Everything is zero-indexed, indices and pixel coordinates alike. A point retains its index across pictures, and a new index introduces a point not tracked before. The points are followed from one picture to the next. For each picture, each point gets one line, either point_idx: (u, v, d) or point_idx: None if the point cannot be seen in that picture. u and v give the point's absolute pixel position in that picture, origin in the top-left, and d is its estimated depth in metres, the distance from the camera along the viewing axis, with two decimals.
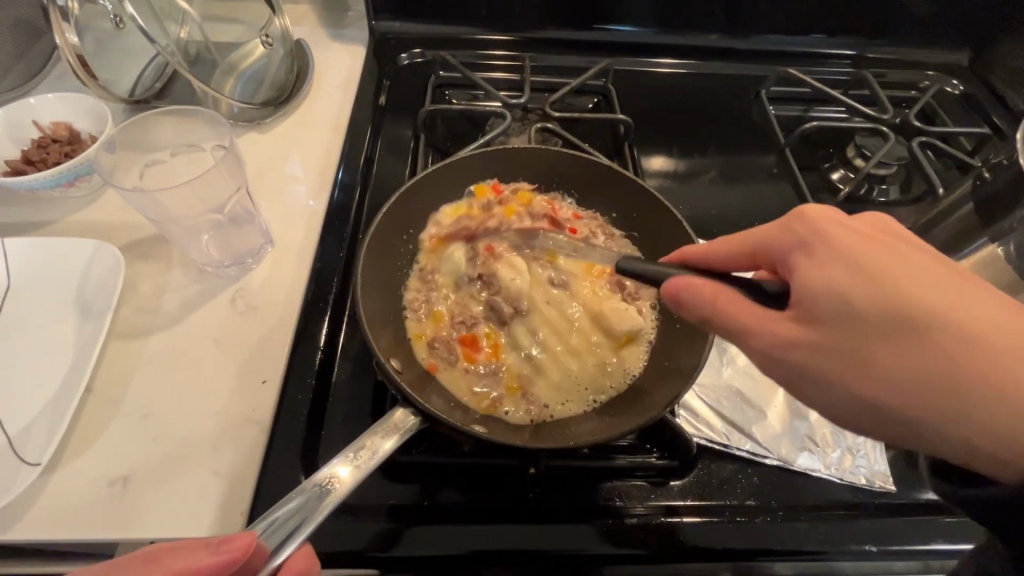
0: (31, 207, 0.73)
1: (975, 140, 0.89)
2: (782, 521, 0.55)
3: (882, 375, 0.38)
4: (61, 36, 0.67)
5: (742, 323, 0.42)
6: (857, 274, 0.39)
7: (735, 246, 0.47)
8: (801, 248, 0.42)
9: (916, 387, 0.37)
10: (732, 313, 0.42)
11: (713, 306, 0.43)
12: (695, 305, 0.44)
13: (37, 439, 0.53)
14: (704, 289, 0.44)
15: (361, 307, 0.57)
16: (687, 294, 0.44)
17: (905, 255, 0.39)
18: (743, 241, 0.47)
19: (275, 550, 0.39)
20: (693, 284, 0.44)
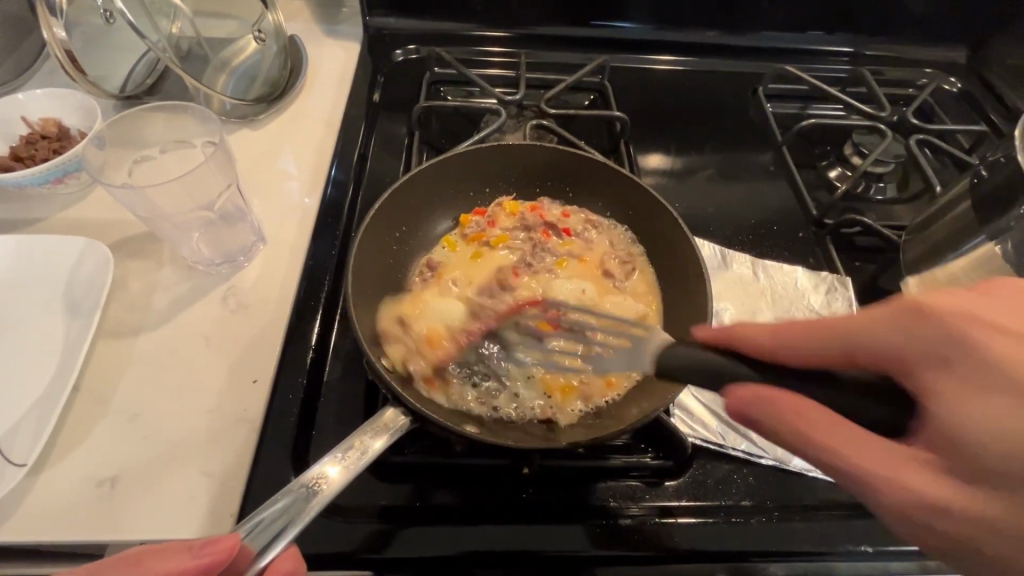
0: (18, 204, 0.72)
1: (973, 138, 0.89)
2: (778, 521, 0.54)
3: (993, 524, 0.35)
4: (49, 31, 0.67)
5: (859, 462, 0.36)
6: (989, 412, 0.35)
7: (967, 411, 0.35)
8: (933, 364, 0.37)
9: (961, 519, 0.36)
10: (819, 438, 0.37)
11: (786, 423, 0.38)
12: (769, 421, 0.38)
13: (24, 439, 0.52)
14: (759, 397, 0.39)
15: (352, 307, 0.56)
16: (753, 409, 0.39)
17: None
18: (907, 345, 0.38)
19: (261, 551, 0.39)
20: (762, 398, 0.38)
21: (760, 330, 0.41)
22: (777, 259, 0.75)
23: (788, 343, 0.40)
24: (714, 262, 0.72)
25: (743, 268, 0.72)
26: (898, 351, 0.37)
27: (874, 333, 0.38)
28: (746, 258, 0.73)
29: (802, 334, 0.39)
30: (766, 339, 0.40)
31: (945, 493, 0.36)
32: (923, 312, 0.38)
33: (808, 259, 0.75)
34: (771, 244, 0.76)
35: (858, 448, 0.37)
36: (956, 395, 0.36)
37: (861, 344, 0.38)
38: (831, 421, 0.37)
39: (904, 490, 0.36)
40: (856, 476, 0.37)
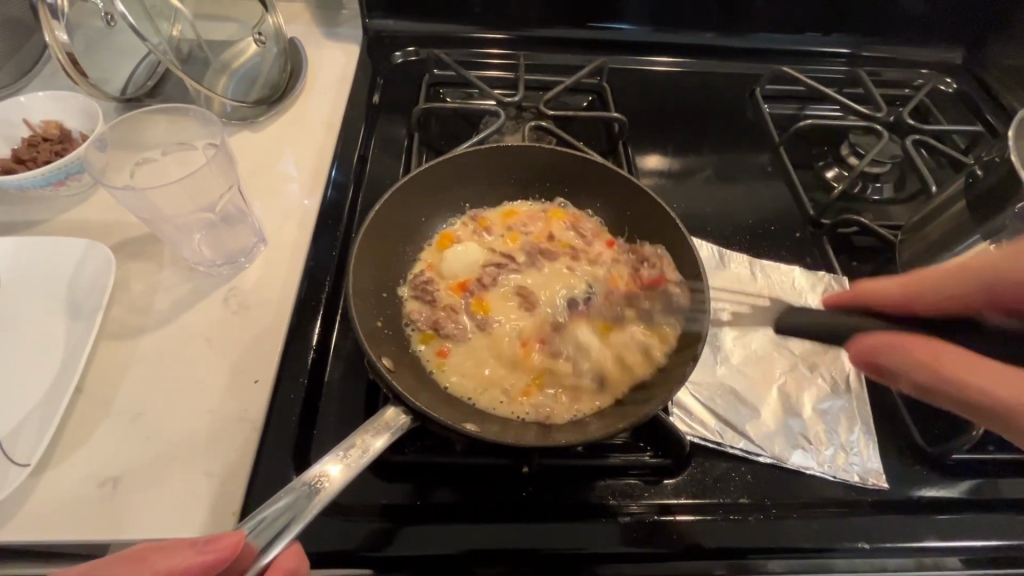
0: (20, 206, 0.72)
1: (969, 138, 0.90)
2: (775, 519, 0.55)
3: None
4: (51, 35, 0.67)
5: (986, 385, 0.42)
6: (969, 309, 0.49)
7: (942, 300, 0.50)
8: (971, 308, 0.49)
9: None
10: (931, 357, 0.44)
11: (905, 356, 0.45)
12: (900, 365, 0.45)
13: (27, 439, 0.53)
14: (890, 342, 0.45)
15: (352, 307, 0.56)
16: (891, 355, 0.45)
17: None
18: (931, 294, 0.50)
19: (264, 549, 0.39)
20: (895, 344, 0.45)
21: (886, 288, 0.50)
22: (774, 258, 0.75)
23: (893, 296, 0.49)
24: (712, 262, 0.73)
25: (741, 268, 0.72)
26: (966, 300, 0.50)
27: (972, 278, 0.50)
28: (743, 258, 0.73)
29: (917, 289, 0.49)
30: (878, 292, 0.50)
31: (1010, 400, 0.41)
32: (969, 268, 0.52)
33: (806, 259, 0.76)
34: (769, 244, 0.77)
35: (967, 366, 0.43)
36: (972, 304, 0.50)
37: (926, 289, 0.50)
38: (931, 347, 0.45)
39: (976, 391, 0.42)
40: (996, 399, 0.42)
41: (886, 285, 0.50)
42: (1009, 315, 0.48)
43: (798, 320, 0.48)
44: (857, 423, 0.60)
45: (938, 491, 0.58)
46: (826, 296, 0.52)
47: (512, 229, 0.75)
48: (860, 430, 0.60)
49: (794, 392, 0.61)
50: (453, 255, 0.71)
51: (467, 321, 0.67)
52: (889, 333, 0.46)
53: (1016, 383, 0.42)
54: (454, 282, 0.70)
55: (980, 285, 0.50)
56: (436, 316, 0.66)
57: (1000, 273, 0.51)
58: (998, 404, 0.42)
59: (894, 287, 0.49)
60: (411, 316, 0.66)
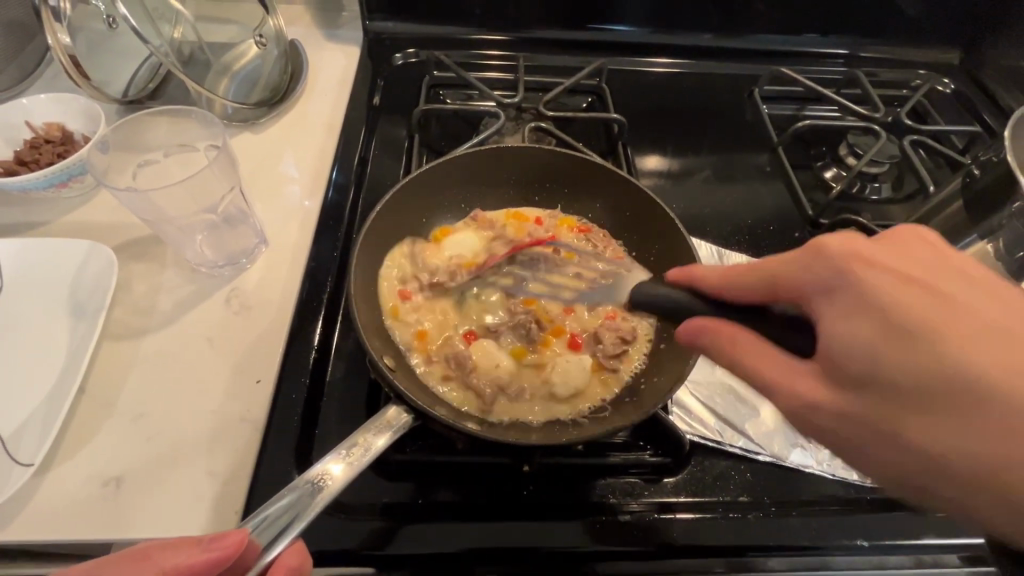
0: (23, 208, 0.72)
1: (967, 138, 0.90)
2: (775, 517, 0.55)
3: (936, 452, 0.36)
4: (53, 37, 0.67)
5: (771, 375, 0.41)
6: (871, 326, 0.38)
7: (843, 326, 0.39)
8: (824, 296, 0.41)
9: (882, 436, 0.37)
10: (739, 348, 0.43)
11: (725, 347, 0.43)
12: (711, 348, 0.44)
13: (31, 440, 0.53)
14: (711, 327, 0.44)
15: (355, 309, 0.56)
16: (704, 338, 0.44)
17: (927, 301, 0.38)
18: (757, 281, 0.45)
19: (267, 546, 0.39)
20: (712, 328, 0.44)
21: (716, 273, 0.48)
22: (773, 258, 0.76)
23: (734, 282, 0.47)
24: (711, 262, 0.73)
25: None
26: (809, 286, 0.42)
27: (871, 281, 0.39)
28: (742, 258, 0.74)
29: (741, 273, 0.46)
30: (714, 278, 0.48)
31: (857, 407, 0.38)
32: (856, 259, 0.41)
33: None
34: (767, 244, 0.77)
35: (784, 374, 0.41)
36: (852, 306, 0.39)
37: (786, 280, 0.43)
38: (759, 351, 0.42)
39: (794, 397, 0.40)
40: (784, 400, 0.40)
41: (737, 278, 0.46)
42: (880, 325, 0.38)
43: (656, 295, 0.52)
44: None
45: None
46: (669, 273, 0.52)
47: (515, 227, 0.75)
48: None
49: None
50: (452, 243, 0.72)
51: (461, 317, 0.67)
52: (709, 320, 0.45)
53: (885, 401, 0.37)
54: (468, 261, 0.71)
55: (831, 275, 0.41)
56: (435, 319, 0.67)
57: (879, 260, 0.41)
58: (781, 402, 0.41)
59: (718, 273, 0.48)
60: (403, 306, 0.67)
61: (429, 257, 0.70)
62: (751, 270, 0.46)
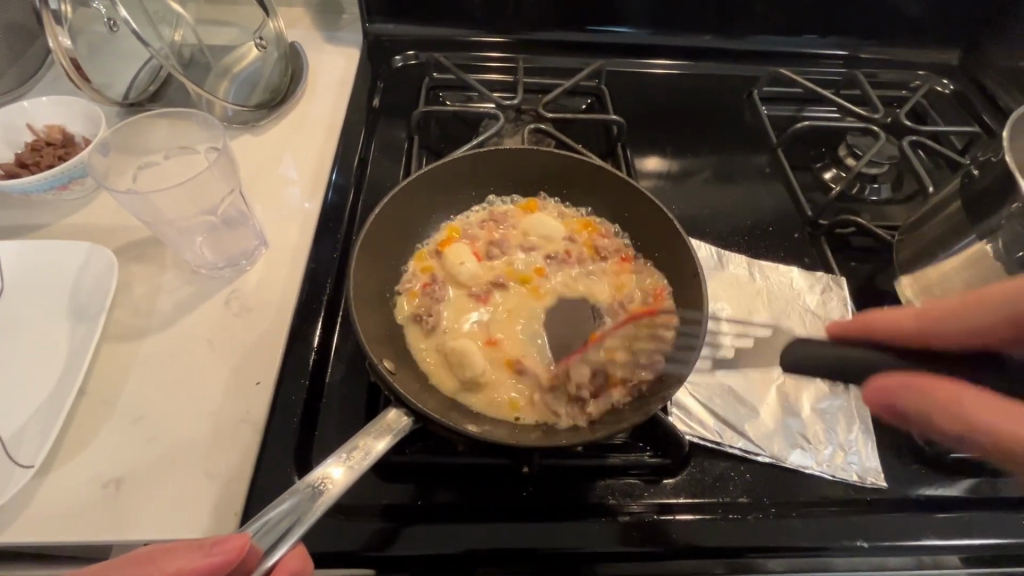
0: (23, 210, 0.73)
1: (966, 139, 0.90)
2: (775, 518, 0.55)
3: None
4: (54, 41, 0.68)
5: (987, 423, 0.41)
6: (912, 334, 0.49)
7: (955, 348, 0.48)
8: (992, 344, 0.48)
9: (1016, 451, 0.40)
10: (959, 407, 0.43)
11: (938, 405, 0.44)
12: (912, 405, 0.45)
13: (31, 441, 0.53)
14: (909, 384, 0.45)
15: (353, 310, 0.56)
16: (900, 397, 0.46)
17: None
18: (904, 327, 0.49)
19: (269, 549, 0.39)
20: (922, 390, 0.45)
21: (884, 321, 0.50)
22: (773, 259, 0.75)
23: (908, 329, 0.49)
24: (710, 264, 0.73)
25: (739, 268, 0.73)
26: (920, 323, 0.49)
27: (946, 330, 0.48)
28: (742, 259, 0.74)
29: (923, 319, 0.49)
30: (885, 330, 0.50)
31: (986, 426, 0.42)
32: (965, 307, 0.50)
33: (803, 259, 0.76)
34: (767, 245, 0.77)
35: (1004, 412, 0.41)
36: (924, 328, 0.49)
37: (934, 330, 0.48)
38: (962, 395, 0.43)
39: (973, 425, 0.42)
40: (988, 432, 0.41)
41: (901, 317, 0.50)
42: (918, 332, 0.49)
43: (812, 349, 0.52)
44: (855, 423, 0.60)
45: (937, 490, 0.58)
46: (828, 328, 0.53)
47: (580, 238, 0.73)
48: (858, 430, 0.60)
49: (792, 392, 0.61)
50: (537, 224, 0.74)
51: (468, 296, 0.69)
52: (897, 371, 0.47)
53: (1000, 413, 0.42)
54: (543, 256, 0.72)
55: (1004, 320, 0.49)
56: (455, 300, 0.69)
57: (1023, 294, 0.49)
58: (986, 434, 0.42)
59: (885, 320, 0.50)
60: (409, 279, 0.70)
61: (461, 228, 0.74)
62: (898, 314, 0.50)
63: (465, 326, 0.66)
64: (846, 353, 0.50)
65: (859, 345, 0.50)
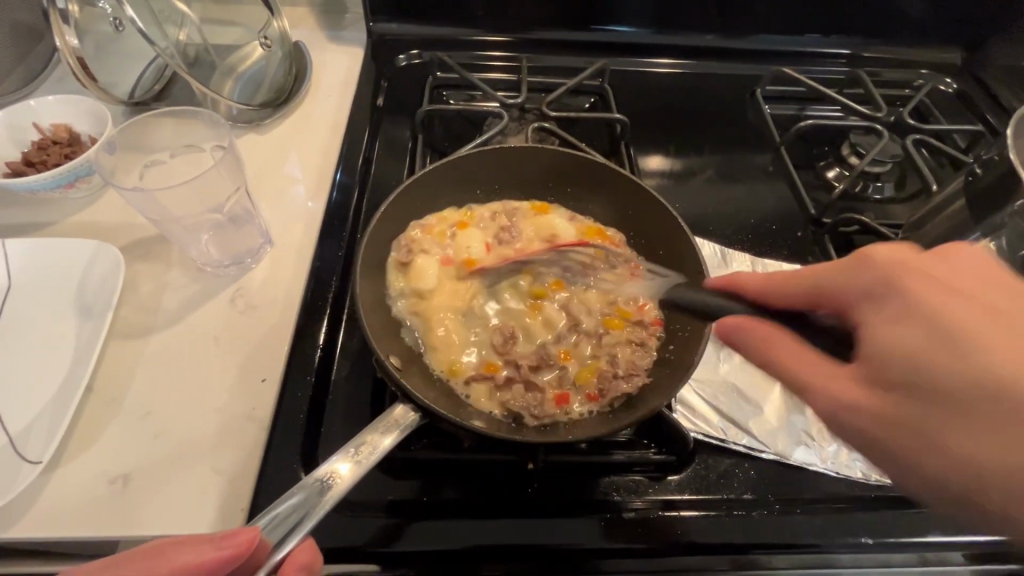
0: (30, 208, 0.73)
1: (969, 138, 0.90)
2: (779, 514, 0.55)
3: (954, 453, 0.35)
4: (62, 40, 0.68)
5: (800, 372, 0.40)
6: (882, 315, 0.39)
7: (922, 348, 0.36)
8: (870, 301, 0.40)
9: (904, 434, 0.36)
10: (778, 355, 0.41)
11: (761, 346, 0.41)
12: (751, 348, 0.42)
13: (39, 437, 0.54)
14: (744, 324, 0.42)
15: (360, 306, 0.57)
16: (736, 336, 0.42)
17: (976, 312, 0.37)
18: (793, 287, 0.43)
19: (278, 544, 0.40)
20: (747, 325, 0.42)
21: (756, 279, 0.45)
22: (776, 257, 0.76)
23: (785, 289, 0.43)
24: (714, 262, 0.73)
25: (743, 266, 0.73)
26: (896, 296, 0.39)
27: (949, 308, 0.37)
28: (745, 257, 0.74)
29: (780, 279, 0.44)
30: (757, 284, 0.45)
31: (870, 401, 0.37)
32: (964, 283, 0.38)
33: (806, 258, 0.76)
34: (770, 244, 0.77)
35: (830, 376, 0.39)
36: (906, 305, 0.38)
37: (830, 284, 0.41)
38: (787, 349, 0.40)
39: (834, 400, 0.38)
40: (822, 398, 0.38)
41: (768, 279, 0.44)
42: (905, 317, 0.38)
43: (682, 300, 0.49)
44: None
45: None
46: (709, 278, 0.50)
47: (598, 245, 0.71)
48: None
49: None
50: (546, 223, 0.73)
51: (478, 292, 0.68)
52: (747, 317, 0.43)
53: (831, 377, 0.39)
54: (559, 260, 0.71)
55: (879, 283, 0.40)
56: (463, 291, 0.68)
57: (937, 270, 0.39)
58: (847, 414, 0.38)
59: (753, 277, 0.45)
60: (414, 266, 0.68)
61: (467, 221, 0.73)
62: (790, 274, 0.44)
63: (476, 320, 0.66)
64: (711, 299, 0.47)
65: (722, 295, 0.47)
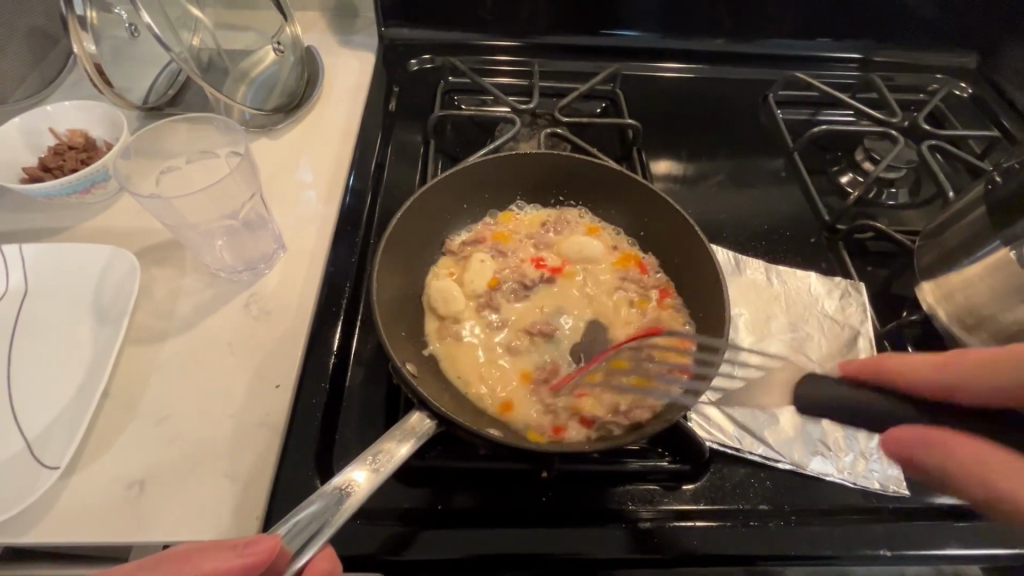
0: (45, 213, 0.74)
1: (985, 143, 0.89)
2: (795, 525, 0.54)
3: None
4: (79, 45, 0.68)
5: (965, 472, 0.40)
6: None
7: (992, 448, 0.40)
8: (973, 395, 0.43)
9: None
10: (966, 463, 0.40)
11: (928, 454, 0.41)
12: (922, 457, 0.42)
13: (57, 442, 0.54)
14: (918, 438, 0.42)
15: (378, 313, 0.57)
16: (918, 451, 0.42)
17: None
18: (934, 379, 0.44)
19: (297, 553, 0.40)
20: (930, 443, 0.42)
21: (928, 366, 0.44)
22: (790, 264, 0.75)
23: (925, 378, 0.44)
24: (728, 268, 0.73)
25: (757, 273, 0.72)
26: (1009, 390, 0.43)
27: None
28: (759, 264, 0.73)
29: (942, 369, 0.44)
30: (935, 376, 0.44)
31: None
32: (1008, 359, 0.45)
33: (821, 265, 0.75)
34: (783, 250, 0.77)
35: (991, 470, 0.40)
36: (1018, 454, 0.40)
37: (984, 381, 0.44)
38: (981, 461, 0.40)
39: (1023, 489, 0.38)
40: (985, 492, 0.40)
41: (926, 365, 0.44)
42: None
43: (823, 391, 0.45)
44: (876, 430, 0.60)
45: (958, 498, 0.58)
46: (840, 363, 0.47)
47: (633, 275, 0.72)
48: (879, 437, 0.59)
49: None
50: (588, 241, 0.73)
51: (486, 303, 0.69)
52: (925, 431, 0.42)
53: (993, 466, 0.40)
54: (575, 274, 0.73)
55: (1015, 374, 0.44)
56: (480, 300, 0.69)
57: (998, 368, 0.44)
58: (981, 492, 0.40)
59: (902, 366, 0.44)
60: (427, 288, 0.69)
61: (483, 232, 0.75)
62: (934, 363, 0.44)
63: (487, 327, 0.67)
64: (857, 395, 0.44)
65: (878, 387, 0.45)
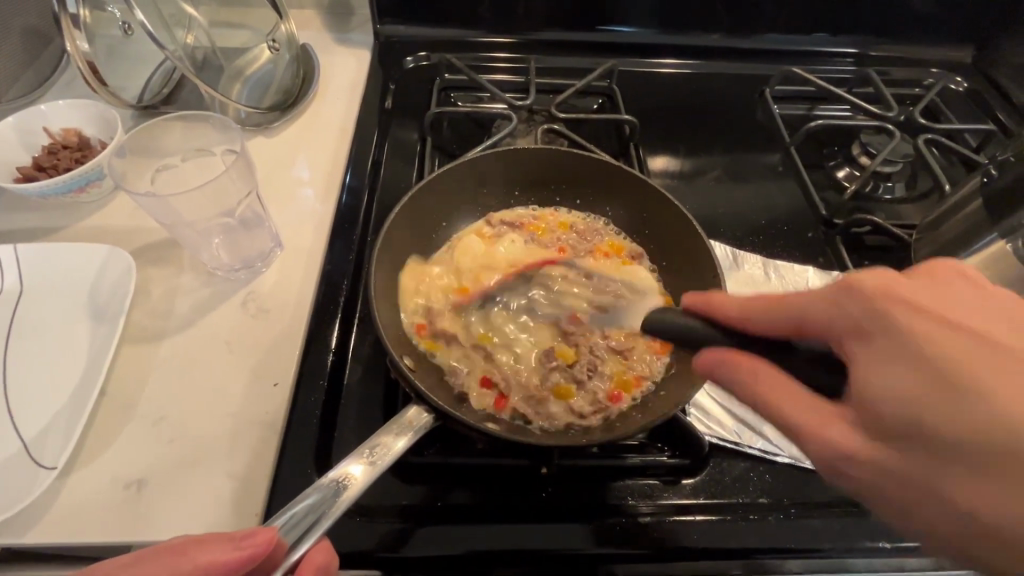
0: (40, 213, 0.73)
1: (981, 137, 0.90)
2: (795, 518, 0.55)
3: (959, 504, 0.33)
4: (71, 43, 0.68)
5: (768, 403, 0.39)
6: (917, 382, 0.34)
7: (882, 384, 0.35)
8: (858, 337, 0.37)
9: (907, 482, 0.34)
10: (767, 394, 0.39)
11: (758, 394, 0.39)
12: (739, 390, 0.41)
13: (54, 442, 0.54)
14: (733, 361, 0.41)
15: (375, 307, 0.57)
16: (726, 376, 0.41)
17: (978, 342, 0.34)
18: (772, 320, 0.41)
19: (293, 545, 0.40)
20: (737, 363, 0.41)
21: (737, 305, 0.43)
22: (787, 259, 0.75)
23: (762, 320, 0.41)
24: (726, 264, 0.73)
25: (755, 268, 0.73)
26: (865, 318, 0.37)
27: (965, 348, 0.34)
28: (757, 259, 0.73)
29: (766, 305, 0.41)
30: (733, 308, 0.43)
31: (883, 455, 0.35)
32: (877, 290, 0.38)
33: (818, 259, 0.76)
34: (781, 245, 0.77)
35: (819, 420, 0.37)
36: (921, 391, 0.34)
37: (822, 317, 0.39)
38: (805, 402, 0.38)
39: (818, 439, 0.37)
40: (787, 423, 0.38)
41: (758, 303, 0.42)
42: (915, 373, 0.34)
43: (676, 327, 0.46)
44: None
45: None
46: (684, 296, 0.47)
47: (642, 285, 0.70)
48: None
49: None
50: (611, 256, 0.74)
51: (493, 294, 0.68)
52: (734, 354, 0.41)
53: (801, 407, 0.38)
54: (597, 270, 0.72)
55: (862, 313, 0.37)
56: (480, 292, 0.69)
57: (896, 299, 0.37)
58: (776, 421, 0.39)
59: (731, 303, 0.43)
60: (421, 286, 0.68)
61: (498, 232, 0.75)
62: (793, 303, 0.40)
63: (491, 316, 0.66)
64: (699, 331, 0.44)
65: (699, 318, 0.45)
